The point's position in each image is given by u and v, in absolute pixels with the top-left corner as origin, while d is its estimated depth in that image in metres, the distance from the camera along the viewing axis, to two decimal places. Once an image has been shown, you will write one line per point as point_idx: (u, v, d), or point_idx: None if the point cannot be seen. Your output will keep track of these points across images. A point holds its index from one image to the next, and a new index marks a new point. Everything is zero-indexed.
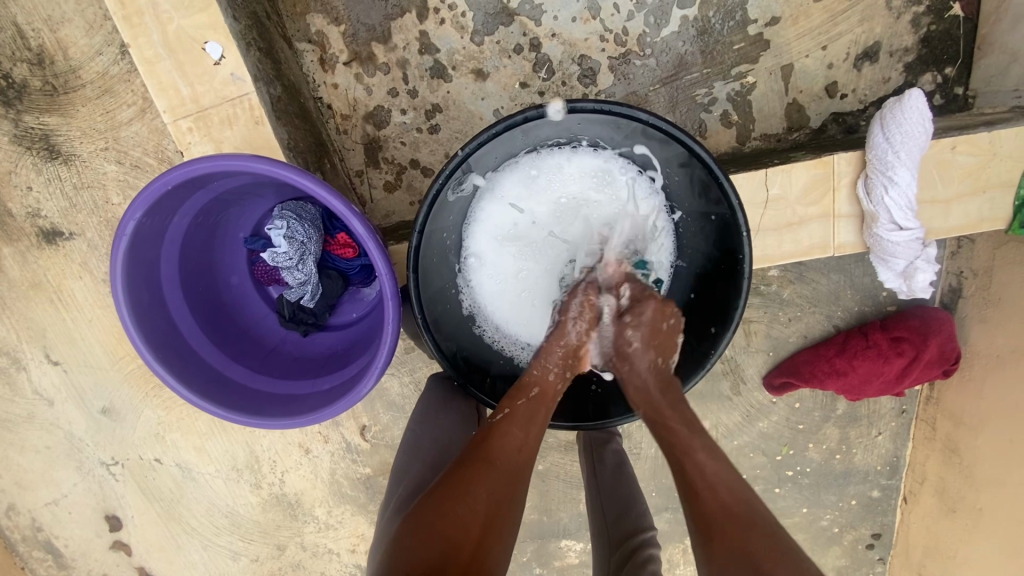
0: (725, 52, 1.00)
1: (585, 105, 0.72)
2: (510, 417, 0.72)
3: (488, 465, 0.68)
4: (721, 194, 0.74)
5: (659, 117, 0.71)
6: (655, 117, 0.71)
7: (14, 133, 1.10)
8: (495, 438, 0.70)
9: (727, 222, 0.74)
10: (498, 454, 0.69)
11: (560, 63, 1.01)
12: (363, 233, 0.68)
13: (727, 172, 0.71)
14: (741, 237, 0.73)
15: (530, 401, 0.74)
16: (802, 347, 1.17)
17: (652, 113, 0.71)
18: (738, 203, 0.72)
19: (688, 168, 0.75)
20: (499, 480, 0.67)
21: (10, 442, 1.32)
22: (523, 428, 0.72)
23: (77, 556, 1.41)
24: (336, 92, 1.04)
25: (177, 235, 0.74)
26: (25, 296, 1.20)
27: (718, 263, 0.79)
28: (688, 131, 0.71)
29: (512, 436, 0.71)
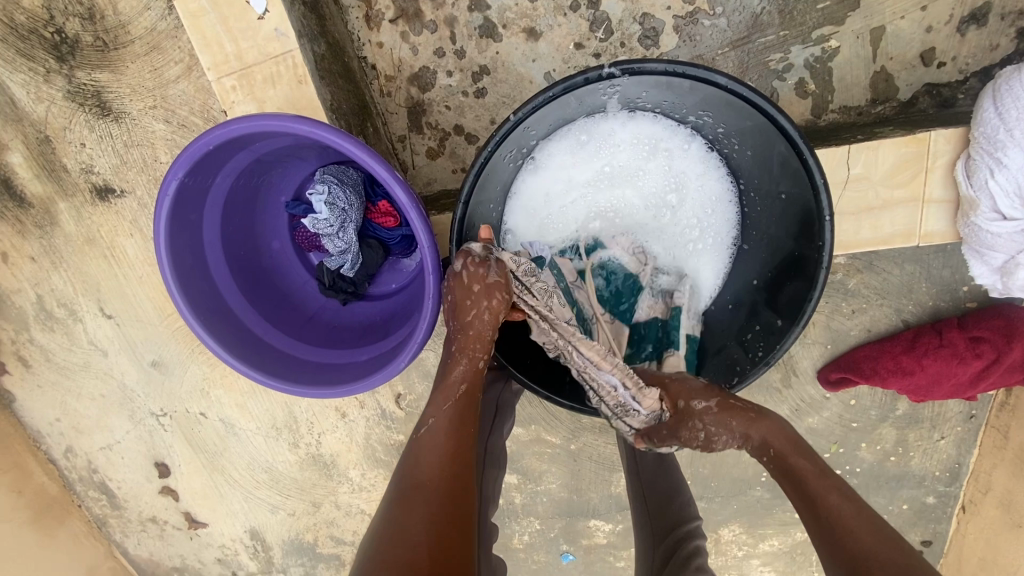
0: (807, 12, 0.90)
1: (654, 66, 0.65)
2: (434, 427, 0.70)
3: (416, 485, 0.64)
4: (801, 172, 0.67)
5: (739, 82, 0.64)
6: (735, 82, 0.64)
7: (67, 88, 1.11)
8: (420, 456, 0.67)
9: (806, 203, 0.69)
10: (423, 469, 0.66)
11: (621, 23, 0.93)
12: (406, 202, 0.65)
13: (813, 147, 0.64)
14: (822, 222, 0.67)
15: (452, 402, 0.71)
16: (865, 342, 1.08)
17: (731, 77, 0.64)
18: (821, 183, 0.66)
19: (766, 141, 0.69)
20: (430, 496, 0.64)
21: (68, 389, 1.39)
22: (444, 432, 0.70)
23: (130, 497, 1.49)
24: (381, 52, 1.00)
25: (219, 198, 0.73)
26: (80, 251, 1.24)
27: (788, 246, 0.74)
28: (771, 99, 0.64)
29: (436, 445, 0.68)
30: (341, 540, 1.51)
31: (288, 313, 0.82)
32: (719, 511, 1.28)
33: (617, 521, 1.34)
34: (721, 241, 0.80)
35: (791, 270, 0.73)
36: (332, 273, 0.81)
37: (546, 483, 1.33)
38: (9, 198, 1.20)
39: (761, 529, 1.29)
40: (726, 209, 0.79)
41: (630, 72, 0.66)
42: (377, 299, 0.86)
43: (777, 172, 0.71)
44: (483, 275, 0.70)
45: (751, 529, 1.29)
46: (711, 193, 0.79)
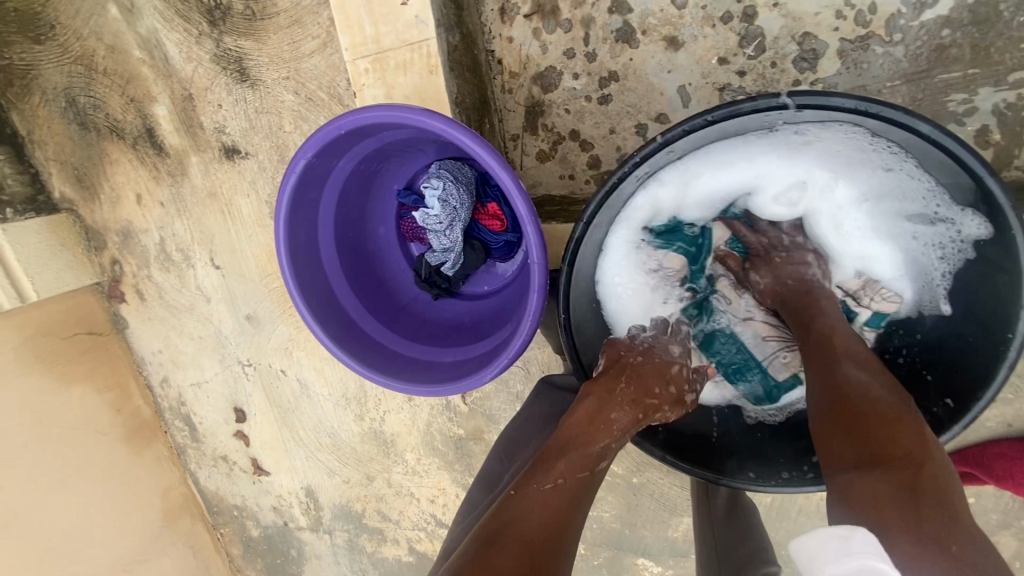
0: (1008, 49, 0.76)
1: (842, 101, 0.58)
2: (541, 479, 0.62)
3: (511, 534, 0.56)
4: (1005, 243, 0.59)
5: (945, 130, 0.57)
6: (940, 131, 0.57)
7: (215, 52, 1.18)
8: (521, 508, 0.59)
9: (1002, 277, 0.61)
10: (523, 526, 0.57)
11: (775, 41, 0.84)
12: (523, 214, 0.62)
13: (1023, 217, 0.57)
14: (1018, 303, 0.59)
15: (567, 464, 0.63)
16: (1004, 437, 0.93)
17: (937, 125, 0.57)
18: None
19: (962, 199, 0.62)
20: (523, 552, 0.55)
21: (173, 326, 1.51)
22: (557, 500, 0.61)
23: (208, 434, 1.61)
24: (510, 47, 0.97)
25: (338, 178, 0.74)
26: (202, 203, 1.33)
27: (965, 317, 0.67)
28: (981, 154, 0.56)
29: (544, 499, 0.60)
30: (386, 517, 1.54)
31: (383, 300, 0.82)
32: None
33: (667, 565, 1.26)
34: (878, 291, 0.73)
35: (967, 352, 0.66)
36: (430, 267, 0.80)
37: (599, 509, 1.27)
38: (151, 147, 1.31)
39: None
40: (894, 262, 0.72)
41: (809, 105, 0.60)
42: (469, 301, 0.85)
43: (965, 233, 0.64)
44: (688, 388, 0.71)
45: None
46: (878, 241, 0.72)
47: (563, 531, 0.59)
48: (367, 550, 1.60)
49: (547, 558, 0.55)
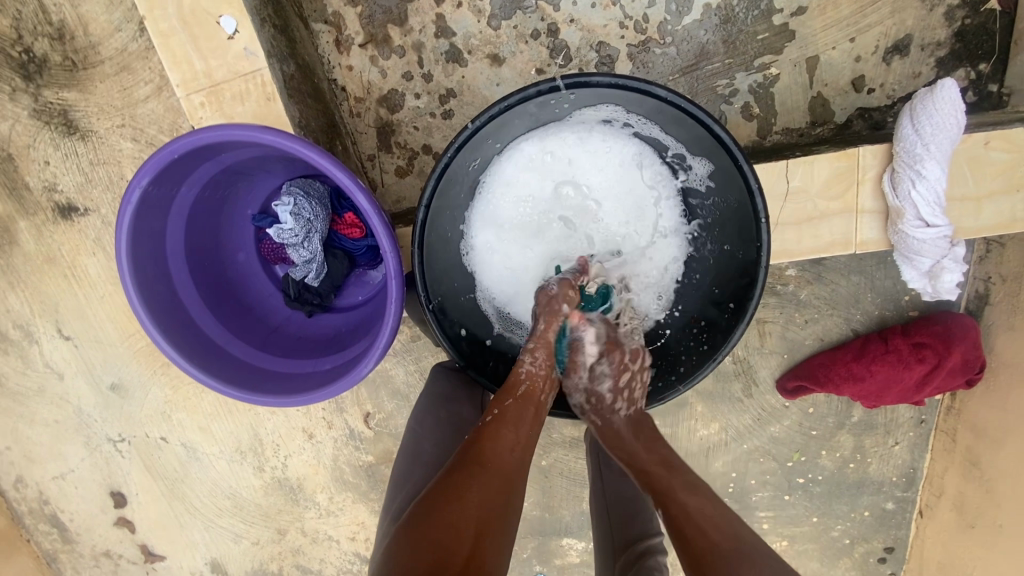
0: (748, 42, 0.97)
1: (600, 79, 0.71)
2: (501, 418, 0.70)
3: (479, 468, 0.65)
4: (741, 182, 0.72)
5: (678, 95, 0.70)
6: (672, 93, 0.69)
7: (34, 107, 1.11)
8: (487, 442, 0.68)
9: (744, 208, 0.73)
10: (489, 454, 0.67)
11: (578, 50, 0.99)
12: (368, 209, 0.68)
13: (748, 158, 0.70)
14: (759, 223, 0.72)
15: (521, 401, 0.73)
16: (819, 350, 1.13)
17: (670, 89, 0.69)
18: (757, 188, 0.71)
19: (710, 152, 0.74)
20: (491, 483, 0.64)
21: (21, 415, 1.33)
22: (512, 433, 0.70)
23: (82, 530, 1.42)
24: (351, 75, 1.03)
25: (183, 207, 0.74)
26: (40, 270, 1.21)
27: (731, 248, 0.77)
28: (706, 109, 0.69)
29: (505, 435, 0.69)
30: (307, 569, 1.46)
31: (252, 324, 0.82)
32: None
33: (589, 539, 1.33)
34: (671, 242, 0.81)
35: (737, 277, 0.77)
36: (297, 284, 0.81)
37: None
38: None
39: None
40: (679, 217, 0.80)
41: (581, 85, 0.71)
42: (344, 311, 0.87)
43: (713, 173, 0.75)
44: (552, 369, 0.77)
45: None
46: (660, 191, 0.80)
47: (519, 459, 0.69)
48: None
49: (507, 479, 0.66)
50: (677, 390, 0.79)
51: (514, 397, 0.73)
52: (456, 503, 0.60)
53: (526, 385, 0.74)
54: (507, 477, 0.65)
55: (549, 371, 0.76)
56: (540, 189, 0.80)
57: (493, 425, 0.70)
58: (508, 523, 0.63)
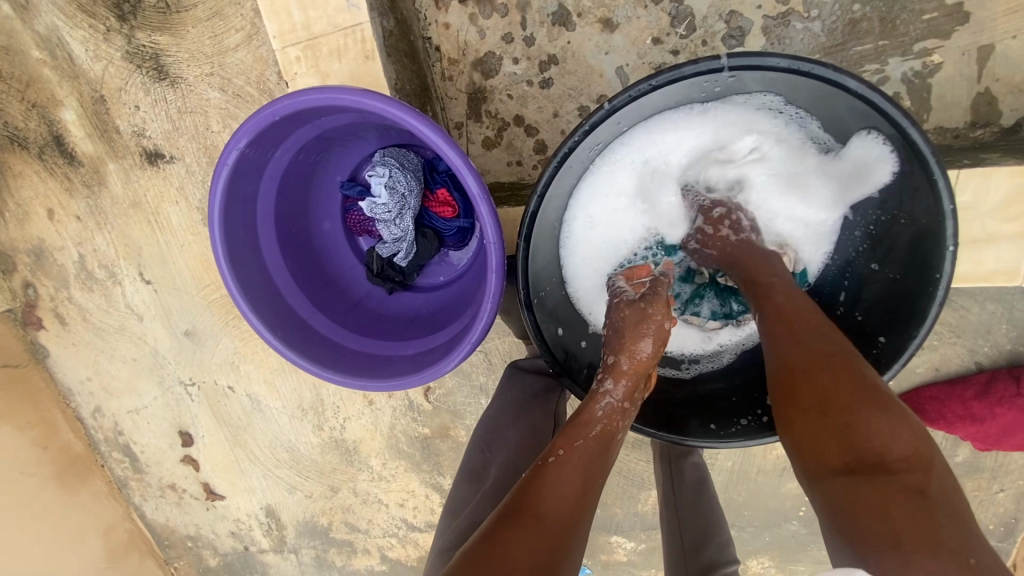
0: (911, 21, 0.83)
1: (775, 61, 0.59)
2: (564, 459, 0.60)
3: (532, 519, 0.55)
4: (929, 196, 0.61)
5: (869, 87, 0.59)
6: (868, 86, 0.58)
7: (127, 49, 1.10)
8: (543, 489, 0.57)
9: (921, 225, 0.63)
10: (543, 504, 0.56)
11: (704, 19, 0.87)
12: (475, 192, 0.61)
13: (945, 168, 0.58)
14: (942, 249, 0.60)
15: (588, 442, 0.62)
16: (931, 381, 1.01)
17: (864, 81, 0.58)
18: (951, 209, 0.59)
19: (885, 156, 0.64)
20: (545, 538, 0.53)
21: (102, 349, 1.39)
22: (572, 481, 0.59)
23: (152, 462, 1.50)
24: (447, 34, 0.96)
25: (276, 172, 0.70)
26: (126, 213, 1.23)
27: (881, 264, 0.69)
28: (903, 107, 0.58)
29: (563, 482, 0.58)
30: (354, 527, 1.49)
31: (334, 298, 0.79)
32: (750, 541, 1.22)
33: (639, 540, 1.29)
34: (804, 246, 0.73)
35: (887, 303, 0.68)
36: (382, 260, 0.77)
37: None
38: (60, 155, 1.20)
39: (793, 564, 1.22)
40: (817, 222, 0.72)
41: (747, 66, 0.60)
42: (425, 292, 0.83)
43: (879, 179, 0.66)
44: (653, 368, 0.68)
45: (781, 563, 1.23)
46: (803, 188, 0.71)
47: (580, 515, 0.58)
48: (337, 564, 1.54)
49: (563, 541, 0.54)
50: None
51: (583, 437, 0.63)
52: (503, 562, 0.50)
53: (601, 423, 0.64)
54: (564, 533, 0.55)
55: (625, 407, 0.65)
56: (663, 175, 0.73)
57: (555, 466, 0.60)
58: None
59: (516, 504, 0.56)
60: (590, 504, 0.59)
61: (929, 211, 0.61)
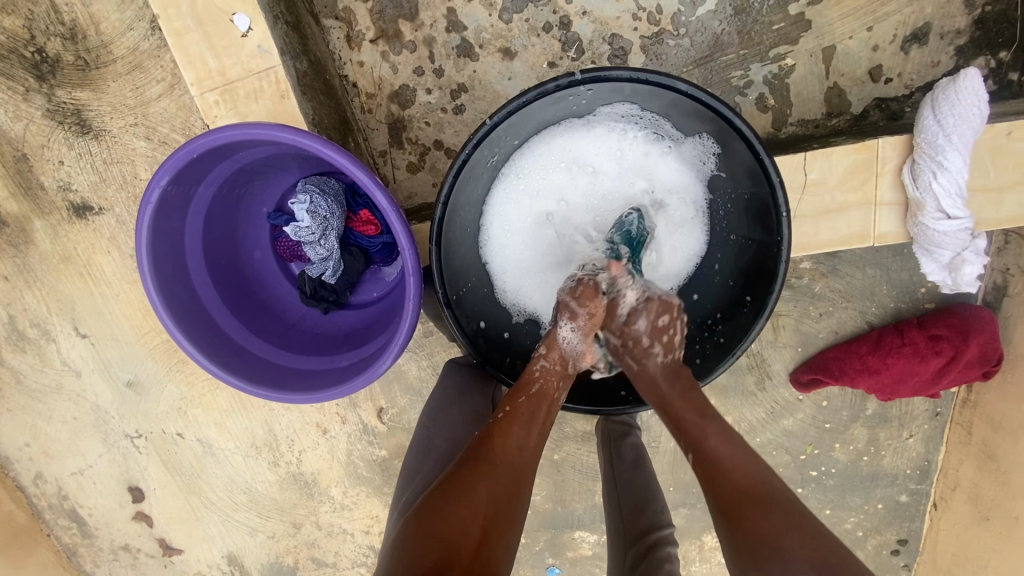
0: (763, 32, 0.96)
1: (619, 73, 0.70)
2: (513, 414, 0.70)
3: (488, 464, 0.65)
4: (761, 174, 0.71)
5: (698, 88, 0.69)
6: (693, 87, 0.68)
7: (47, 107, 1.12)
8: (495, 440, 0.67)
9: (763, 199, 0.73)
10: (500, 451, 0.66)
11: (591, 43, 0.98)
12: (386, 206, 0.67)
13: (769, 150, 0.69)
14: (779, 217, 0.71)
15: (532, 398, 0.72)
16: (833, 343, 1.12)
17: (691, 83, 0.69)
18: (778, 181, 0.70)
19: (727, 145, 0.74)
20: (500, 478, 0.64)
21: (39, 411, 1.35)
22: (521, 432, 0.69)
23: (101, 524, 1.44)
24: (362, 71, 1.03)
25: (201, 206, 0.75)
26: (56, 269, 1.22)
27: (746, 239, 0.78)
28: (727, 102, 0.68)
29: (515, 434, 0.68)
30: (322, 562, 1.47)
31: (269, 322, 0.83)
32: (701, 517, 1.29)
33: (601, 532, 1.34)
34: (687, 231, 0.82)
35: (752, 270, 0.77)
36: (313, 281, 0.82)
37: None
38: None
39: None
40: (691, 209, 0.81)
41: (598, 79, 0.70)
42: (359, 308, 0.88)
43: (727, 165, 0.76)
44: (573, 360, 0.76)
45: None
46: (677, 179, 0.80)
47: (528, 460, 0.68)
48: None
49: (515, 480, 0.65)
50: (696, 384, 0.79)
51: (526, 394, 0.72)
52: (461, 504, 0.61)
53: (539, 384, 0.73)
54: (516, 471, 0.66)
55: (560, 369, 0.75)
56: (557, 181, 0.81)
57: (504, 422, 0.69)
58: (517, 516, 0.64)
59: (475, 454, 0.66)
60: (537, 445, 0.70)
61: (765, 186, 0.72)
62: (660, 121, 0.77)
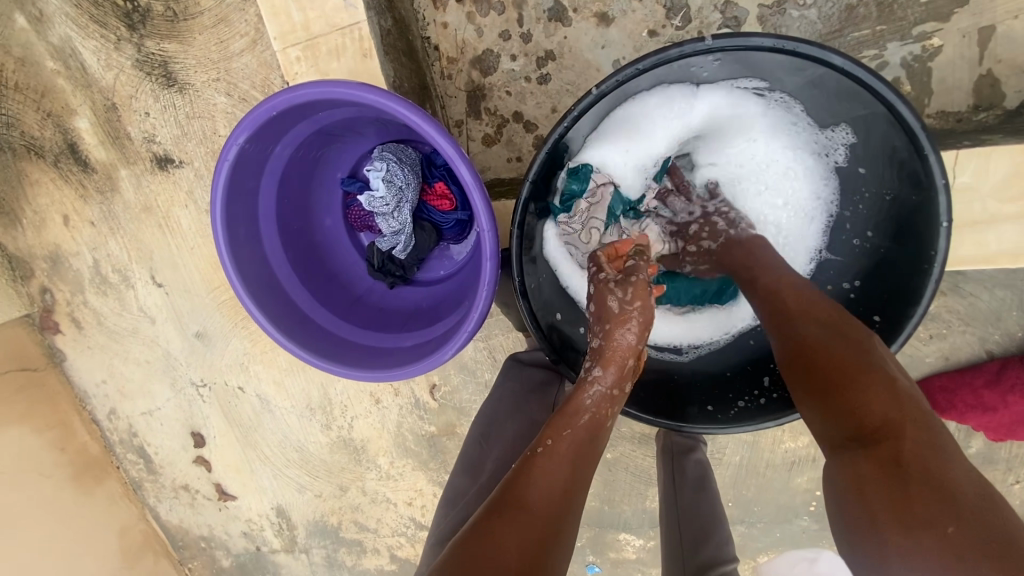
0: (908, 5, 0.82)
1: (761, 40, 0.60)
2: (551, 450, 0.61)
3: (518, 510, 0.55)
4: (919, 172, 0.61)
5: (856, 63, 0.59)
6: (851, 62, 0.58)
7: (137, 58, 1.13)
8: (530, 479, 0.58)
9: (917, 203, 0.63)
10: (534, 492, 0.57)
11: (700, 10, 0.88)
12: (468, 181, 0.62)
13: (936, 145, 0.58)
14: (937, 226, 0.60)
15: (577, 432, 0.62)
16: (942, 370, 0.99)
17: (849, 57, 0.58)
18: (944, 185, 0.59)
19: (876, 135, 0.64)
20: (531, 527, 0.54)
21: (117, 352, 1.42)
22: (559, 469, 0.59)
23: (165, 463, 1.52)
24: (445, 33, 0.97)
25: (277, 168, 0.72)
26: (137, 218, 1.26)
27: (882, 247, 0.69)
28: (889, 81, 0.58)
29: (553, 472, 0.59)
30: (364, 527, 1.49)
31: (335, 293, 0.80)
32: (759, 537, 1.20)
33: (648, 537, 1.28)
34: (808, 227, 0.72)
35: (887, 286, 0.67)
36: (382, 254, 0.78)
37: None
38: (75, 162, 1.24)
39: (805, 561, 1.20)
40: (816, 206, 0.72)
41: (732, 47, 0.61)
42: (425, 286, 0.84)
43: (868, 158, 0.67)
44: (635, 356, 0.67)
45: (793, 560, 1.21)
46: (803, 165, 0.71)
47: (568, 505, 0.58)
48: (347, 564, 1.55)
49: (555, 527, 0.55)
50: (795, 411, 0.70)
51: (571, 427, 0.63)
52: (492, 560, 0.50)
53: (590, 414, 0.64)
54: (551, 520, 0.55)
55: (615, 395, 0.66)
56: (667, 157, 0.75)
57: (543, 458, 0.60)
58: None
59: (506, 499, 0.57)
60: (578, 495, 0.59)
61: (922, 188, 0.61)
62: (792, 101, 0.68)
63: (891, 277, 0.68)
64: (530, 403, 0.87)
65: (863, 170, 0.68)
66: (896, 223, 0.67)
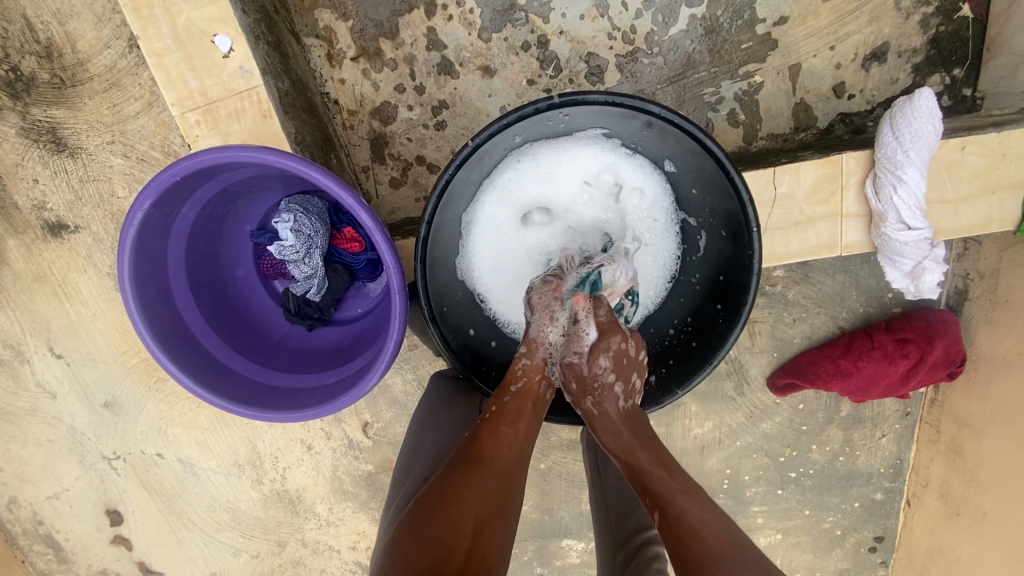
0: (732, 51, 1.00)
1: (596, 97, 0.72)
2: (503, 417, 0.73)
3: (481, 468, 0.67)
4: (731, 191, 0.74)
5: (672, 110, 0.72)
6: (665, 110, 0.71)
7: (21, 125, 1.10)
8: (486, 444, 0.70)
9: (733, 214, 0.76)
10: (491, 453, 0.70)
11: (568, 61, 1.01)
12: (370, 225, 0.68)
13: (739, 168, 0.72)
14: (751, 231, 0.74)
15: (521, 400, 0.76)
16: (807, 348, 1.16)
17: (663, 106, 0.71)
18: (748, 199, 0.73)
19: (697, 163, 0.77)
20: (490, 484, 0.66)
21: (14, 434, 1.31)
22: (509, 427, 0.73)
23: (78, 549, 1.40)
24: (344, 88, 1.04)
25: (184, 227, 0.76)
26: (30, 288, 1.20)
27: (720, 253, 0.81)
28: (698, 124, 0.71)
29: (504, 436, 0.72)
30: None
31: (255, 340, 0.84)
32: None
33: (589, 539, 1.35)
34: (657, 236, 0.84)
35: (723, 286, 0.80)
36: (298, 299, 0.83)
37: None
38: None
39: None
40: (662, 220, 0.84)
41: (575, 102, 0.73)
42: (344, 324, 0.89)
43: (695, 181, 0.79)
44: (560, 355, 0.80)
45: None
46: (645, 188, 0.83)
47: (518, 460, 0.71)
48: None
49: (507, 478, 0.68)
50: (672, 394, 0.81)
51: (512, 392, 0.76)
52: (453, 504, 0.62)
53: (521, 382, 0.76)
54: (507, 477, 0.68)
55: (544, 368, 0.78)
56: (532, 195, 0.82)
57: (493, 423, 0.73)
58: (508, 524, 0.65)
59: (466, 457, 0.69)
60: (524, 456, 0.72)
61: (734, 202, 0.75)
62: (635, 142, 0.80)
63: (726, 274, 0.80)
64: (456, 405, 0.93)
65: (696, 190, 0.80)
66: (722, 232, 0.79)
